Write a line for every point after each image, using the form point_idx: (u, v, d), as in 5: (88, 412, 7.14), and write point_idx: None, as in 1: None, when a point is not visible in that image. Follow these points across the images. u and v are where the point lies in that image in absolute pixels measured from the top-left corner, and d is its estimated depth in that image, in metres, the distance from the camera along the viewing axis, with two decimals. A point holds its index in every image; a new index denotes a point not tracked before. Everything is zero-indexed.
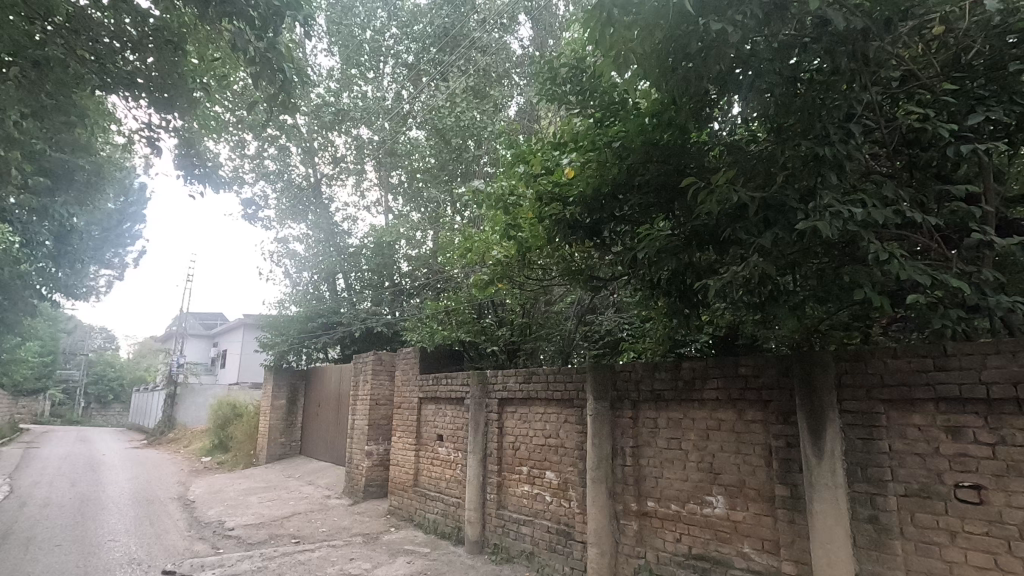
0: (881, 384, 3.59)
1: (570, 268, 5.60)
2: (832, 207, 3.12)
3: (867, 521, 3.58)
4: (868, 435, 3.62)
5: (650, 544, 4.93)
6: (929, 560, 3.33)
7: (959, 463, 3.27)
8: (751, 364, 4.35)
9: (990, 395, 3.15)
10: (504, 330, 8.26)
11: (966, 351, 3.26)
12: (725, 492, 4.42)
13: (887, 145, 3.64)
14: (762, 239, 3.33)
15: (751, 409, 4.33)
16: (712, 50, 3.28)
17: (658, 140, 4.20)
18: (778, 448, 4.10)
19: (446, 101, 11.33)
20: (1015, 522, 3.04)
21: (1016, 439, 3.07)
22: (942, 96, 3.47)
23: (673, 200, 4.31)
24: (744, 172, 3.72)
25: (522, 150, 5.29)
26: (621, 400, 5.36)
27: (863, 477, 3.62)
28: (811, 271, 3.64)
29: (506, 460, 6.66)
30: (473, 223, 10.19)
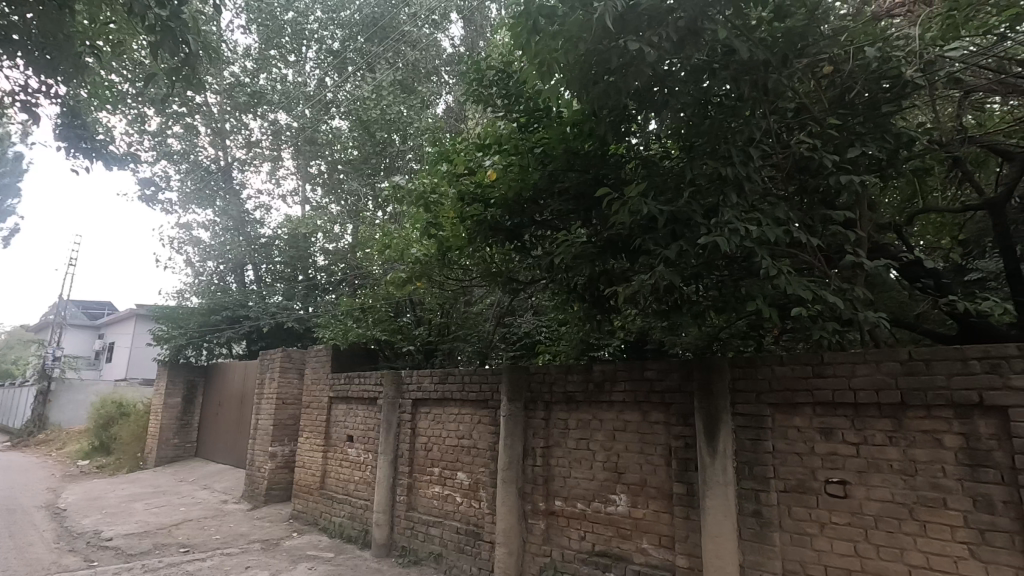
0: (768, 388, 3.92)
1: (490, 269, 5.64)
2: (731, 224, 3.36)
3: (751, 515, 3.87)
4: (756, 436, 3.93)
5: (556, 543, 5.05)
6: (802, 549, 3.66)
7: (829, 460, 3.62)
8: (656, 368, 4.58)
9: (857, 399, 3.52)
10: (421, 330, 8.06)
11: (839, 360, 3.63)
12: (627, 490, 4.62)
13: (782, 171, 3.97)
14: (668, 250, 3.52)
15: (655, 411, 4.57)
16: (631, 68, 3.43)
17: (578, 150, 4.37)
18: (677, 448, 4.34)
19: (371, 93, 11.01)
20: (871, 513, 3.42)
21: (876, 439, 3.46)
22: (829, 130, 3.86)
23: (590, 208, 4.49)
24: (655, 186, 3.92)
25: (445, 149, 5.22)
26: (534, 401, 5.46)
27: (750, 475, 3.92)
28: (712, 283, 3.90)
29: (418, 462, 6.57)
30: (394, 219, 9.96)
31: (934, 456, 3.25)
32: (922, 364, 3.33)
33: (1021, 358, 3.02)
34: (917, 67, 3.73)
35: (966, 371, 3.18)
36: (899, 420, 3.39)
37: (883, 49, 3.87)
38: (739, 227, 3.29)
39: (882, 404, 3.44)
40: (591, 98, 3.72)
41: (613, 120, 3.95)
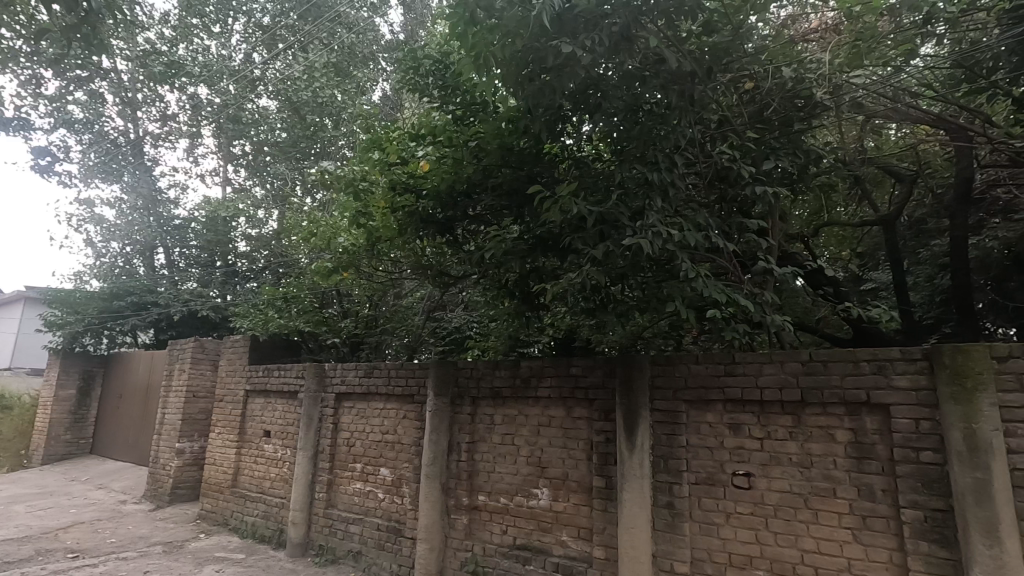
0: (685, 386, 4.10)
1: (420, 262, 5.55)
2: (655, 227, 3.49)
3: (665, 507, 4.04)
4: (672, 431, 4.11)
5: (478, 537, 5.06)
6: (709, 538, 3.87)
7: (736, 454, 3.85)
8: (581, 365, 4.68)
9: (763, 397, 3.76)
10: (347, 322, 7.83)
11: (749, 360, 3.87)
12: (550, 484, 4.70)
13: (705, 179, 4.17)
14: (596, 250, 3.61)
15: (578, 407, 4.67)
16: (566, 69, 3.47)
17: (512, 146, 4.37)
18: (599, 443, 4.46)
19: (302, 73, 10.53)
20: (772, 503, 3.67)
21: (778, 433, 3.71)
22: (747, 142, 4.09)
23: (523, 205, 4.51)
24: (586, 187, 4.00)
25: (378, 136, 5.07)
26: (461, 396, 5.44)
27: (665, 468, 4.09)
28: (636, 283, 4.03)
29: (339, 457, 6.38)
30: (323, 207, 9.58)
31: (827, 449, 3.53)
32: (819, 365, 3.61)
33: (902, 360, 3.35)
34: (826, 89, 4.03)
35: (856, 372, 3.48)
36: (798, 416, 3.66)
37: (798, 71, 4.14)
38: (662, 231, 3.42)
39: (785, 401, 3.70)
40: (526, 96, 3.72)
41: (548, 119, 3.98)
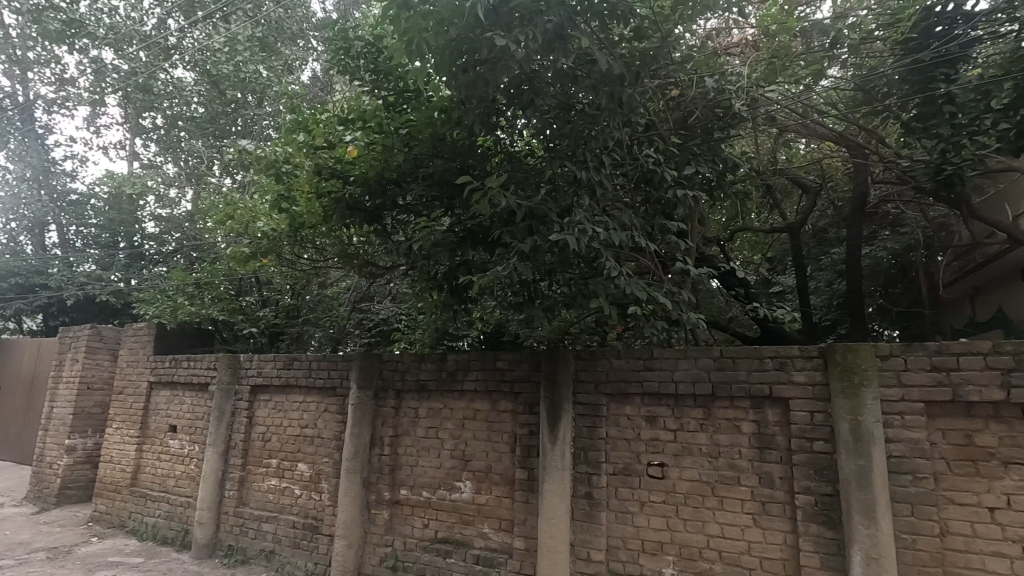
0: (606, 380, 4.24)
1: (346, 251, 5.36)
2: (582, 225, 3.57)
3: (583, 497, 4.16)
4: (592, 424, 4.23)
5: (398, 532, 4.98)
6: (624, 526, 4.02)
7: (651, 445, 4.03)
8: (507, 359, 4.71)
9: (678, 391, 3.96)
10: (266, 311, 7.46)
11: (666, 355, 4.05)
12: (473, 477, 4.71)
13: (631, 179, 4.29)
14: (523, 245, 3.64)
15: (503, 400, 4.70)
16: (500, 62, 3.46)
17: (444, 137, 4.31)
18: (522, 435, 4.52)
19: (223, 45, 9.85)
20: (682, 491, 3.87)
21: (690, 425, 3.92)
22: (671, 147, 4.27)
23: (454, 197, 4.47)
24: (517, 182, 4.02)
25: (303, 116, 4.83)
26: (386, 389, 5.33)
27: (584, 459, 4.21)
28: (563, 279, 4.11)
29: (252, 453, 6.07)
30: (242, 190, 9.03)
31: (733, 440, 3.77)
32: (729, 361, 3.83)
33: (801, 357, 3.62)
34: (744, 101, 4.28)
35: (761, 368, 3.73)
36: (709, 409, 3.87)
37: (720, 82, 4.36)
38: (588, 229, 3.50)
39: (697, 395, 3.91)
40: (459, 87, 3.67)
41: (480, 112, 3.96)
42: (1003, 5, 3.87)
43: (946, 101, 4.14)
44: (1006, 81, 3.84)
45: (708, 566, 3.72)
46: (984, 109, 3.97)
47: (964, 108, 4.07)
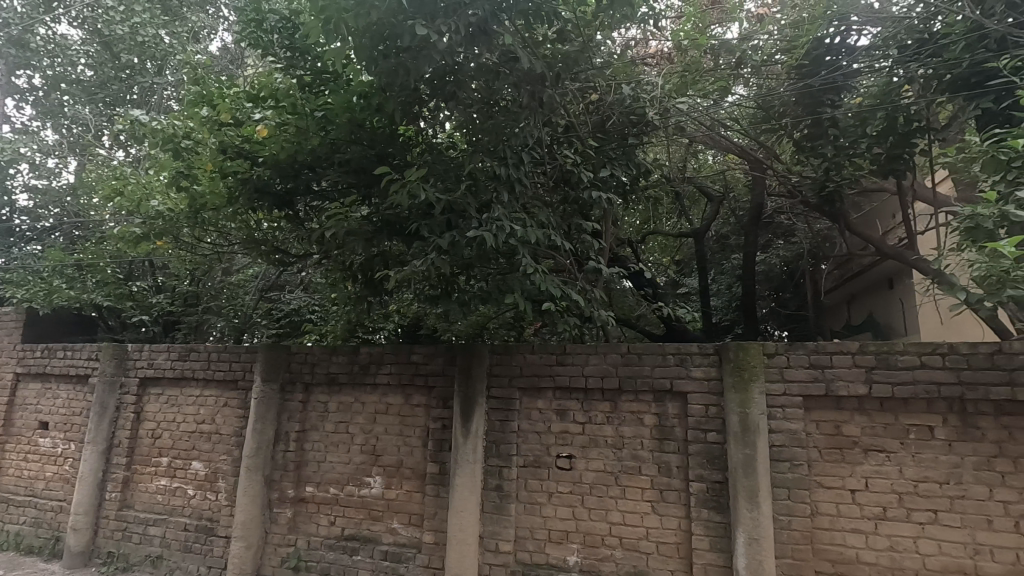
0: (519, 374, 4.31)
1: (252, 236, 5.06)
2: (500, 221, 3.61)
3: (494, 489, 4.22)
4: (505, 417, 4.30)
5: (302, 530, 4.79)
6: (532, 516, 4.12)
7: (561, 437, 4.15)
8: (422, 352, 4.66)
9: (587, 385, 4.11)
10: (161, 298, 6.89)
11: (577, 351, 4.18)
12: (383, 472, 4.63)
13: (550, 179, 4.39)
14: (441, 239, 3.61)
15: (417, 394, 4.65)
16: (421, 52, 3.40)
17: (363, 123, 4.17)
18: (435, 430, 4.50)
19: (119, 4, 8.89)
20: (588, 481, 4.03)
21: (597, 418, 4.08)
22: (588, 150, 4.43)
23: (371, 186, 4.35)
24: (436, 175, 3.98)
25: (207, 89, 4.49)
26: (293, 382, 5.10)
27: (496, 452, 4.27)
28: (481, 274, 4.13)
29: (140, 451, 5.59)
30: (135, 164, 8.21)
31: (637, 432, 3.97)
32: (635, 356, 4.03)
33: (699, 354, 3.87)
34: (657, 110, 4.51)
35: (664, 364, 3.95)
36: (616, 402, 4.06)
37: (635, 90, 4.57)
38: (505, 225, 3.56)
39: (605, 389, 4.08)
40: (379, 73, 3.56)
41: (402, 100, 3.87)
42: (879, 44, 4.33)
43: (830, 125, 4.58)
44: (879, 112, 4.32)
45: (610, 553, 3.90)
46: (861, 135, 4.45)
47: (846, 133, 4.54)
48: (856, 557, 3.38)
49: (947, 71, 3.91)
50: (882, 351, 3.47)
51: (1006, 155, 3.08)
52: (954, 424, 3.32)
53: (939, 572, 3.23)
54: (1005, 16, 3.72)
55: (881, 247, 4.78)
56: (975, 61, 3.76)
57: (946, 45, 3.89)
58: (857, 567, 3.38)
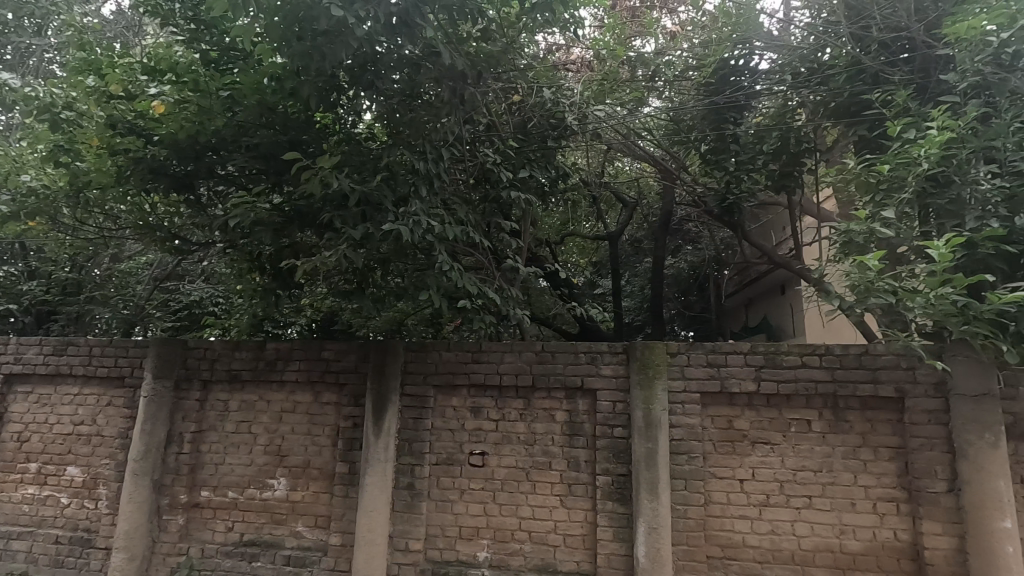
0: (434, 371, 4.28)
1: (146, 220, 4.65)
2: (418, 216, 3.56)
3: (405, 488, 4.16)
4: (418, 415, 4.25)
5: (195, 538, 4.48)
6: (443, 514, 4.11)
7: (474, 435, 4.17)
8: (334, 349, 4.50)
9: (502, 382, 4.15)
10: (34, 286, 6.16)
11: (493, 349, 4.22)
12: (288, 474, 4.43)
13: (471, 176, 4.40)
14: (354, 231, 3.50)
15: (326, 392, 4.49)
16: (338, 36, 3.27)
17: (275, 107, 3.95)
18: (345, 428, 4.36)
19: None
20: (499, 477, 4.08)
21: (511, 415, 4.14)
22: (508, 150, 4.50)
23: (282, 173, 4.14)
24: (352, 166, 3.85)
25: (94, 56, 4.06)
26: (189, 379, 4.75)
27: (409, 450, 4.21)
28: (398, 269, 4.06)
29: (2, 457, 4.97)
30: (5, 134, 7.24)
31: (548, 428, 4.07)
32: (549, 354, 4.13)
33: (609, 352, 4.03)
34: (575, 116, 4.65)
35: (576, 362, 4.07)
36: (529, 400, 4.13)
37: (555, 95, 4.67)
38: (422, 220, 3.52)
39: (519, 387, 4.14)
40: (292, 54, 3.39)
41: (319, 86, 3.71)
42: (777, 70, 4.72)
43: (733, 140, 4.92)
44: (775, 132, 4.70)
45: (519, 547, 3.98)
46: (758, 151, 4.79)
47: (744, 149, 4.84)
48: (742, 541, 3.67)
49: (831, 100, 4.33)
50: (770, 351, 3.78)
51: (874, 178, 3.46)
52: (828, 417, 3.69)
53: (811, 552, 3.58)
54: (879, 54, 4.16)
55: (773, 256, 5.22)
56: (854, 92, 4.17)
57: (832, 75, 4.30)
58: (743, 550, 3.67)
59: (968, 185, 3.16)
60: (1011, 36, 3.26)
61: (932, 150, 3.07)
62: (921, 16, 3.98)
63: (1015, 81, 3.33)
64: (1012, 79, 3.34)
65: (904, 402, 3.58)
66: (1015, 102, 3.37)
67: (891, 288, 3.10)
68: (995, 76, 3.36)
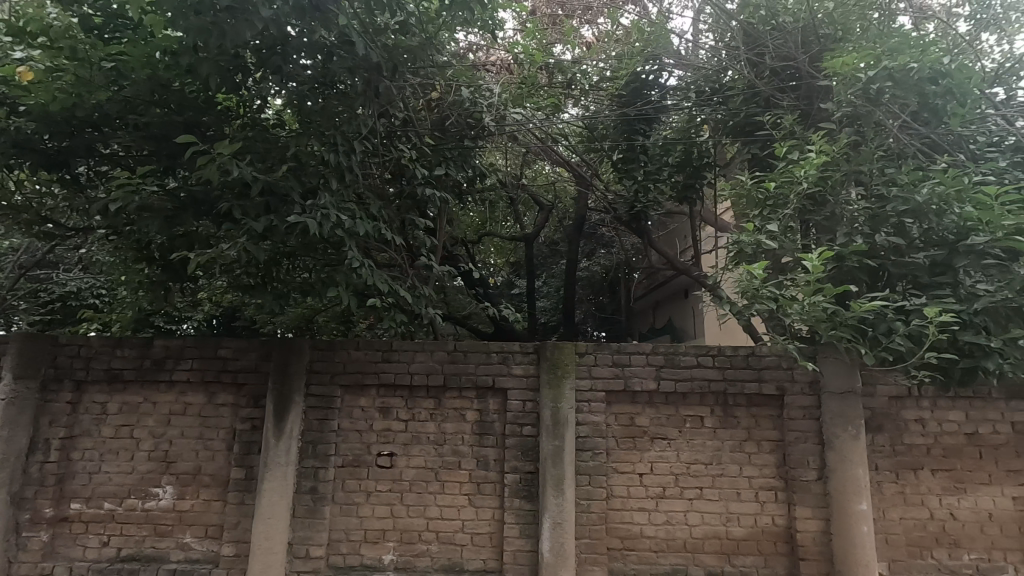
0: (342, 371, 4.14)
1: (10, 200, 4.12)
2: (326, 209, 3.42)
3: (307, 492, 3.99)
4: (324, 416, 4.09)
5: (63, 556, 4.04)
6: (347, 518, 3.99)
7: (383, 435, 4.08)
8: (231, 347, 4.22)
9: (412, 382, 4.09)
10: None
11: (404, 348, 4.14)
12: (176, 481, 4.10)
13: (385, 171, 4.29)
14: (256, 222, 3.30)
15: (222, 393, 4.20)
16: (242, 14, 3.08)
17: (169, 84, 3.64)
18: (242, 431, 4.11)
19: None
20: (408, 478, 4.02)
21: (421, 415, 4.09)
22: (424, 146, 4.44)
23: (176, 157, 3.82)
24: (256, 153, 3.63)
25: None
26: (59, 380, 4.26)
27: (312, 453, 4.04)
28: (304, 264, 3.88)
29: None
30: None
31: (458, 427, 4.07)
32: (461, 354, 4.12)
33: (520, 352, 4.09)
34: (492, 117, 4.68)
35: (488, 361, 4.10)
36: (439, 399, 4.11)
37: (474, 94, 4.68)
38: (331, 214, 3.39)
39: (430, 386, 4.10)
40: (187, 28, 3.14)
41: (220, 66, 3.46)
42: (683, 86, 5.03)
43: (642, 151, 5.17)
44: (680, 145, 5.00)
45: (426, 548, 3.94)
46: (664, 163, 5.11)
47: (652, 160, 5.15)
48: (640, 532, 3.87)
49: (730, 119, 4.66)
50: (670, 352, 4.01)
51: (762, 195, 3.78)
52: (719, 414, 3.97)
53: (701, 539, 3.85)
54: (771, 79, 4.55)
55: (676, 263, 5.55)
56: (748, 113, 4.55)
57: (730, 96, 4.65)
58: (640, 541, 3.87)
59: (839, 205, 3.53)
60: (876, 74, 3.68)
61: (811, 171, 3.41)
62: (806, 48, 4.39)
63: (879, 114, 3.77)
64: (876, 112, 3.79)
65: (783, 399, 3.94)
66: (878, 133, 3.81)
67: (773, 295, 3.39)
68: (864, 108, 3.78)
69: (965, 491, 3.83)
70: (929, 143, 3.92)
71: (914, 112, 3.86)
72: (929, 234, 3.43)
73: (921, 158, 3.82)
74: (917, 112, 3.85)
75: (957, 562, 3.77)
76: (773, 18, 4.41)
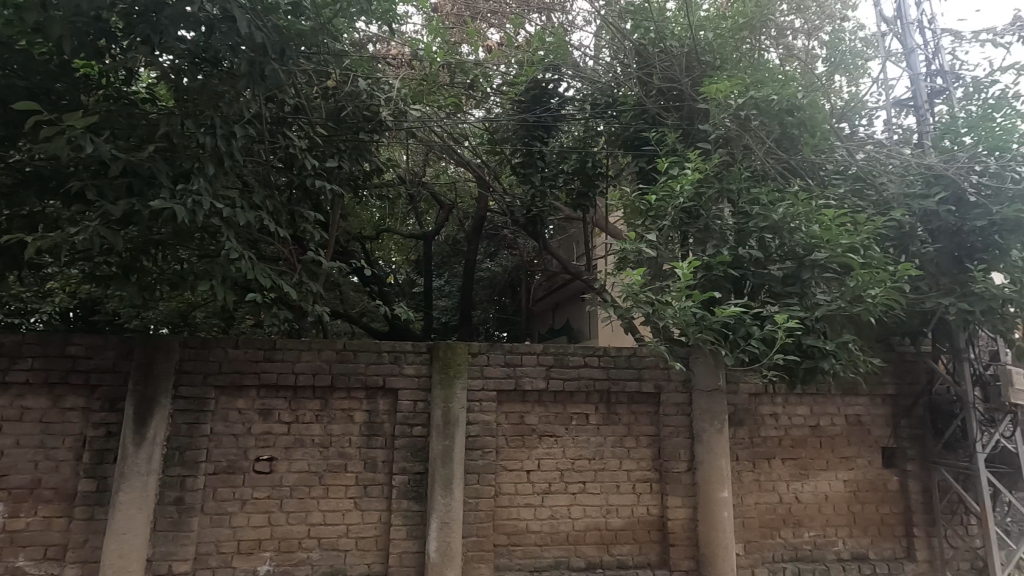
0: (217, 371, 3.83)
1: None
2: (200, 195, 3.16)
3: (171, 503, 3.65)
4: (194, 420, 3.77)
5: None
6: (218, 529, 3.70)
7: (262, 439, 3.84)
8: (84, 343, 3.76)
9: (297, 382, 3.89)
10: None
11: (288, 346, 3.92)
12: (8, 497, 3.58)
13: (272, 159, 4.05)
14: (114, 206, 2.97)
15: (70, 396, 3.73)
16: None
17: (10, 43, 3.17)
18: (95, 438, 3.68)
19: None
20: (289, 483, 3.82)
21: (305, 417, 3.91)
22: (316, 136, 4.24)
23: (19, 126, 3.34)
24: (118, 129, 3.26)
25: None
26: None
27: (179, 460, 3.71)
28: (174, 254, 3.55)
29: None
30: None
31: (345, 429, 3.93)
32: (350, 352, 3.98)
33: (412, 352, 4.04)
34: (390, 111, 4.56)
35: (378, 361, 4.00)
36: (326, 400, 3.94)
37: (371, 86, 4.54)
38: (204, 201, 3.13)
39: (315, 386, 3.92)
40: None
41: (75, 27, 3.06)
42: (581, 98, 5.22)
43: (540, 157, 5.32)
44: (575, 154, 5.18)
45: (307, 555, 3.77)
46: (560, 170, 5.27)
47: (549, 166, 5.29)
48: (526, 528, 3.98)
49: (622, 133, 4.91)
50: (559, 352, 4.15)
51: (646, 206, 4.05)
52: (602, 411, 4.18)
53: (582, 531, 4.03)
54: (659, 98, 4.85)
55: (569, 267, 5.79)
56: (637, 129, 4.83)
57: (622, 111, 4.88)
58: (526, 535, 3.97)
59: (711, 220, 3.86)
60: (744, 102, 4.12)
61: (687, 186, 3.71)
62: (689, 72, 4.76)
63: (746, 139, 4.19)
64: (744, 137, 4.20)
65: (660, 397, 4.23)
66: (746, 156, 4.23)
67: (650, 300, 3.62)
68: (735, 132, 4.17)
69: (807, 476, 4.35)
70: (788, 167, 4.39)
71: (777, 139, 4.32)
72: (785, 248, 3.83)
73: (781, 181, 4.27)
74: (779, 139, 4.32)
75: (799, 539, 4.26)
76: (661, 42, 4.75)
